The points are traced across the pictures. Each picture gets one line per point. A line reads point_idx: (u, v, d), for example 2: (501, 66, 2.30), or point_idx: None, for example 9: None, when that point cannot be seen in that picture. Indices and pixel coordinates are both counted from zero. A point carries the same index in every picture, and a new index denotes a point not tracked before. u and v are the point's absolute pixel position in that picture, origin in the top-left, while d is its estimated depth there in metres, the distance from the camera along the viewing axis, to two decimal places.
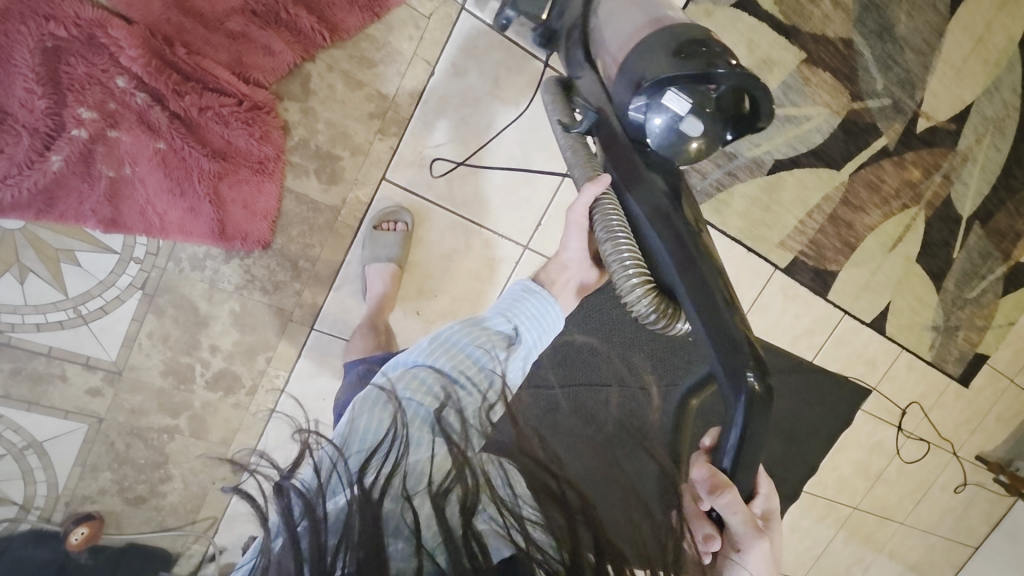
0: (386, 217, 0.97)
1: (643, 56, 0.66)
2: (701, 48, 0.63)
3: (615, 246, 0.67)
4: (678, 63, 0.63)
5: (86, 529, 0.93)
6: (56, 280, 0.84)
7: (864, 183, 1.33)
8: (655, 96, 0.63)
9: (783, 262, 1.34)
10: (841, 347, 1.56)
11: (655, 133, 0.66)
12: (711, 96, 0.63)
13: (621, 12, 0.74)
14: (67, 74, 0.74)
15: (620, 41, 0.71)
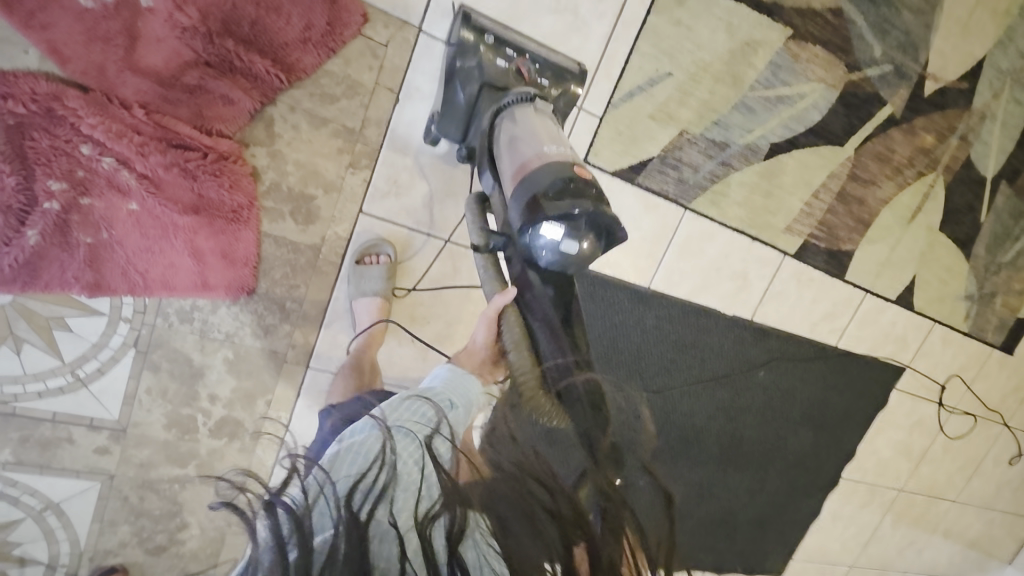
0: (368, 251, 0.96)
1: (531, 186, 0.67)
2: (578, 185, 0.66)
3: (515, 359, 0.72)
4: (554, 198, 0.65)
5: None
6: (51, 347, 0.86)
7: (872, 156, 1.26)
8: (535, 228, 0.65)
9: (792, 248, 1.28)
10: (867, 328, 1.48)
11: (544, 259, 0.68)
12: (582, 226, 0.65)
13: (518, 132, 0.74)
14: (33, 148, 0.75)
15: (515, 166, 0.71)
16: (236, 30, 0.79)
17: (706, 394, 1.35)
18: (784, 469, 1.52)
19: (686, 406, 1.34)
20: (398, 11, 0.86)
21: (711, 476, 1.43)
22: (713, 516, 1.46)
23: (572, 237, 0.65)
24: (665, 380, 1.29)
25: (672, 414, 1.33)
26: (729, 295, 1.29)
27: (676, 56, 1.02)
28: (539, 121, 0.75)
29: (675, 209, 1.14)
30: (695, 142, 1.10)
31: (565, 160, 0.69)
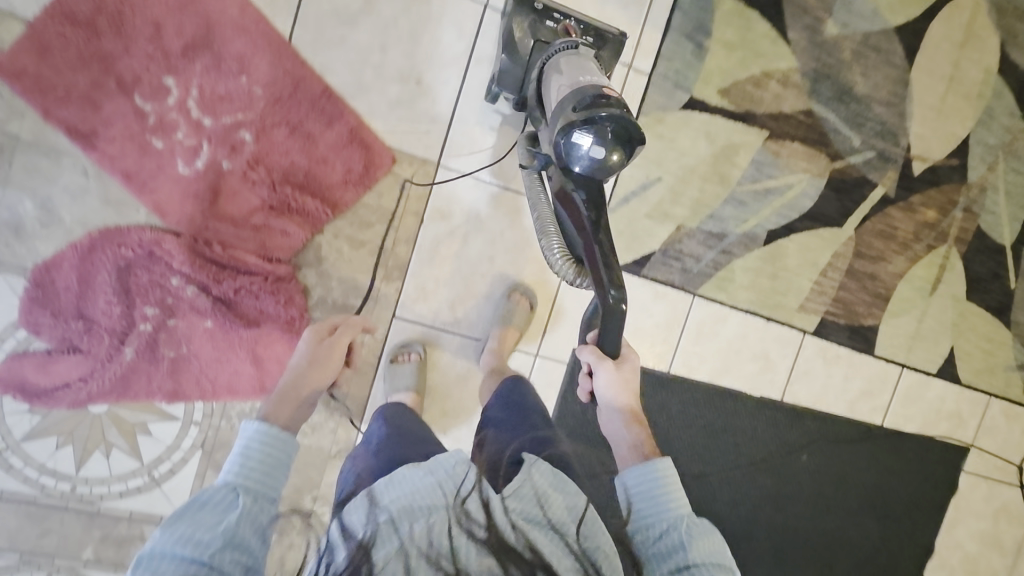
0: (401, 350, 1.07)
1: (564, 104, 0.81)
2: (605, 100, 0.80)
3: (549, 244, 0.88)
4: (583, 109, 0.79)
5: None
6: (133, 451, 0.99)
7: (875, 233, 1.32)
8: (569, 138, 0.80)
9: (810, 326, 1.31)
10: (913, 405, 1.43)
11: (577, 167, 0.83)
12: (606, 130, 0.79)
13: (561, 66, 0.88)
14: (135, 283, 0.95)
15: (555, 93, 0.86)
16: (294, 179, 1.00)
17: (746, 479, 1.33)
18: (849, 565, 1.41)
19: (725, 494, 1.31)
20: (420, 152, 1.05)
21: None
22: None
23: (598, 143, 0.79)
24: (697, 465, 1.29)
25: (712, 502, 1.31)
26: (754, 377, 1.31)
27: (662, 163, 1.17)
28: (577, 61, 0.87)
29: (683, 296, 1.22)
30: (694, 235, 1.20)
31: (597, 84, 0.83)
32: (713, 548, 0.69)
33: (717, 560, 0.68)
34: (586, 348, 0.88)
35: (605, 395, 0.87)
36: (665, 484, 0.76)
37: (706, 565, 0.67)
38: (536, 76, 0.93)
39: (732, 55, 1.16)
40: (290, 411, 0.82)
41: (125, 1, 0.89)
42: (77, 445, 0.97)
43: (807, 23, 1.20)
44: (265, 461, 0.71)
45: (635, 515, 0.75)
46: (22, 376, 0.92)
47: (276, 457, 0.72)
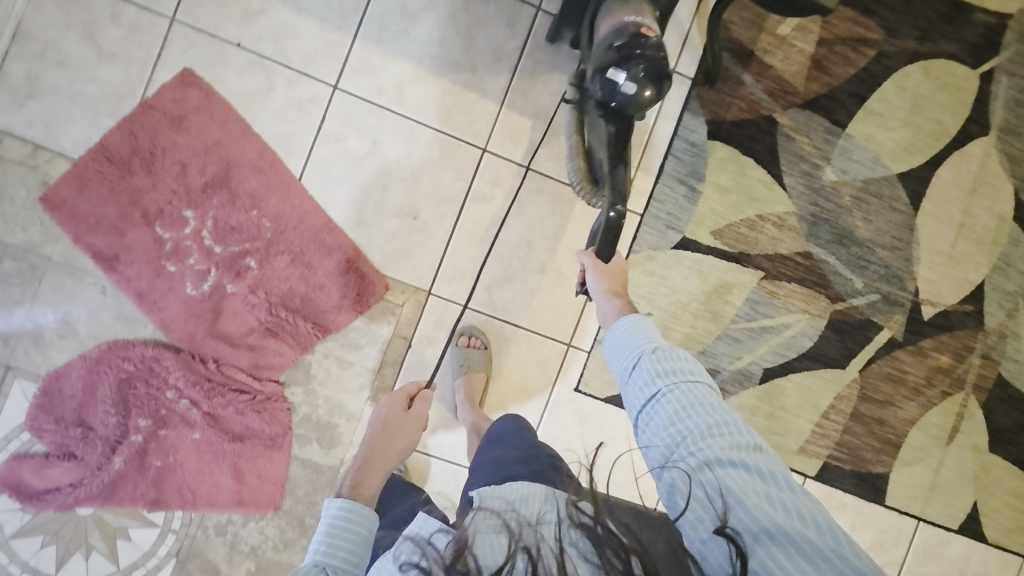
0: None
1: (604, 44, 0.87)
2: (642, 40, 0.84)
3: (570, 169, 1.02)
4: (620, 48, 0.84)
5: None
6: (111, 554, 1.03)
7: (882, 377, 1.26)
8: (606, 74, 0.85)
9: (812, 470, 1.25)
10: (932, 563, 1.31)
11: (613, 104, 0.86)
12: (641, 67, 0.83)
13: (610, 8, 0.91)
14: (133, 395, 1.01)
15: (599, 32, 0.91)
16: (290, 303, 1.06)
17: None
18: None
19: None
20: (412, 280, 1.10)
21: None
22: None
23: (632, 81, 0.83)
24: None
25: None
26: None
27: (653, 299, 1.18)
28: (629, 2, 0.90)
29: None
30: None
31: (637, 23, 0.87)
32: (673, 362, 0.73)
33: (678, 367, 0.72)
34: (584, 253, 0.98)
35: (596, 287, 0.95)
36: (630, 327, 0.79)
37: (673, 380, 0.71)
38: (592, 13, 0.97)
39: (726, 198, 1.19)
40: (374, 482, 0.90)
41: (158, 144, 1.01)
42: (61, 544, 1.02)
43: (804, 168, 1.22)
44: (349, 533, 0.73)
45: (609, 357, 0.81)
46: (20, 477, 0.98)
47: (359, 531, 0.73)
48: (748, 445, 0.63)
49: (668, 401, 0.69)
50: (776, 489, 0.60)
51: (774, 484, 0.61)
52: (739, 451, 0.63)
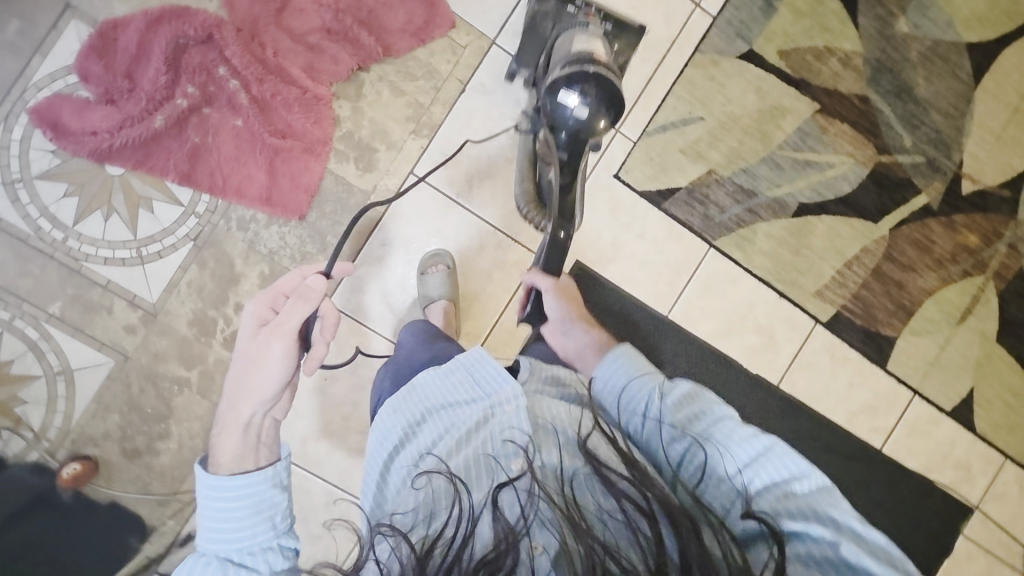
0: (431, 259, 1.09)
1: (557, 70, 0.86)
2: (591, 66, 0.83)
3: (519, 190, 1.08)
4: (569, 74, 0.83)
5: (78, 467, 1.00)
6: (131, 224, 1.02)
7: (909, 241, 1.26)
8: (557, 97, 0.83)
9: (824, 316, 1.25)
10: (918, 440, 1.31)
11: (564, 135, 0.85)
12: (592, 88, 0.82)
13: (564, 46, 0.92)
14: (186, 61, 1.00)
15: (553, 63, 0.91)
16: (357, 13, 1.05)
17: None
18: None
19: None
20: (479, 25, 1.09)
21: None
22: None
23: (587, 107, 0.82)
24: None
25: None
26: (754, 352, 1.23)
27: (707, 104, 1.18)
28: (583, 36, 0.92)
29: (698, 242, 1.20)
30: (723, 184, 1.19)
31: (588, 51, 0.87)
32: (699, 404, 0.71)
33: (708, 409, 0.70)
34: (535, 274, 0.96)
35: (551, 310, 0.94)
36: (629, 369, 0.78)
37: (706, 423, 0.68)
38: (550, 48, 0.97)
39: (798, 22, 1.19)
40: (233, 444, 0.69)
41: None
42: (83, 199, 1.01)
43: (878, 14, 1.22)
44: (227, 513, 0.63)
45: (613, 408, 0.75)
46: (58, 115, 0.98)
47: (248, 502, 0.64)
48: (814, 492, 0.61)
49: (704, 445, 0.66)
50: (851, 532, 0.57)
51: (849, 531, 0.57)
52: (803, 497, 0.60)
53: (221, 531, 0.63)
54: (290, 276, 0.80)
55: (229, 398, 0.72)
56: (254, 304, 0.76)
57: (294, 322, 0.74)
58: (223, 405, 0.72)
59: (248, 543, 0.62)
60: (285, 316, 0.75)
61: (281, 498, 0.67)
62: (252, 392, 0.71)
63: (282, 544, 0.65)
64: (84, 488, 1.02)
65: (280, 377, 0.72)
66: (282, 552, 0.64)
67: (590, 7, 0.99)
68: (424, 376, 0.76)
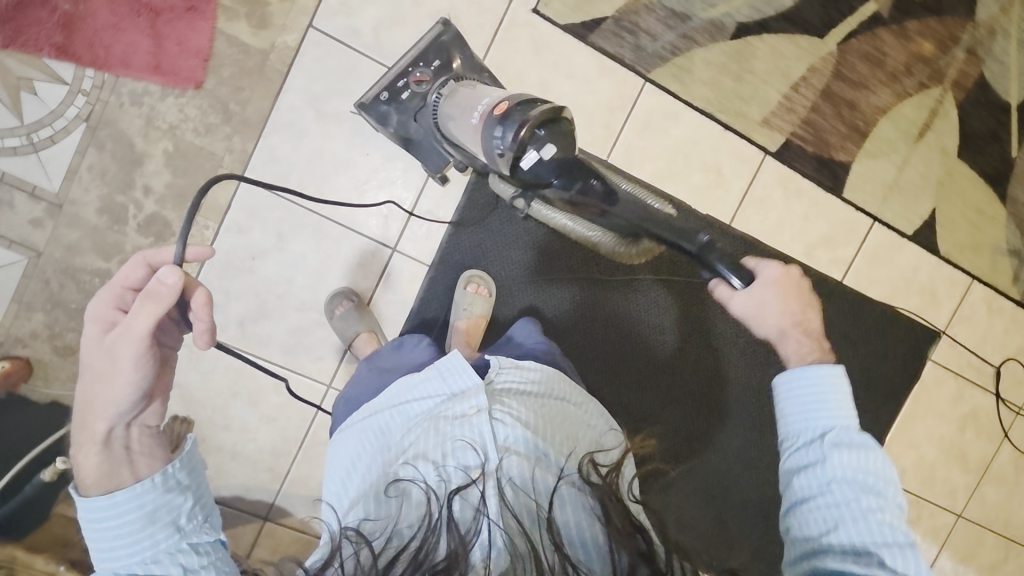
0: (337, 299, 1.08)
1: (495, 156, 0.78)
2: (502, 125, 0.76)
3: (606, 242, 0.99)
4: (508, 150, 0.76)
5: (7, 365, 1.00)
6: (14, 107, 0.99)
7: (859, 55, 1.19)
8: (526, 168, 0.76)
9: (773, 146, 1.19)
10: (880, 268, 1.28)
11: (557, 179, 0.79)
12: (539, 131, 0.74)
13: (470, 136, 0.87)
14: None
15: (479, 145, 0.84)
16: None
17: (660, 307, 1.20)
18: (767, 434, 1.25)
19: (633, 307, 1.19)
20: None
21: (666, 419, 1.20)
22: (651, 475, 1.20)
23: (544, 143, 0.74)
24: (605, 271, 1.18)
25: (611, 309, 1.18)
26: (703, 192, 1.19)
27: None
28: (468, 117, 0.87)
29: (633, 77, 1.13)
30: (654, 10, 1.12)
31: (489, 109, 0.81)
32: (861, 462, 0.65)
33: (866, 474, 0.65)
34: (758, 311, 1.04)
35: (762, 330, 0.81)
36: (814, 390, 0.71)
37: (855, 488, 0.63)
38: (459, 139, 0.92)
39: None
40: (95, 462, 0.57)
41: None
42: None
43: None
44: (116, 530, 0.55)
45: (789, 421, 0.72)
46: None
47: (134, 515, 0.55)
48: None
49: (834, 504, 0.63)
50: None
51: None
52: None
53: (109, 553, 0.54)
54: (131, 268, 0.59)
55: (78, 415, 0.58)
56: (93, 310, 0.59)
57: (142, 329, 0.56)
58: (75, 423, 0.59)
59: (149, 554, 0.55)
60: (132, 318, 0.56)
61: (180, 500, 0.57)
62: (96, 405, 0.57)
63: (194, 542, 0.57)
64: (22, 385, 1.02)
65: (135, 391, 0.57)
66: (197, 550, 0.56)
67: (410, 70, 1.03)
68: (404, 377, 0.83)
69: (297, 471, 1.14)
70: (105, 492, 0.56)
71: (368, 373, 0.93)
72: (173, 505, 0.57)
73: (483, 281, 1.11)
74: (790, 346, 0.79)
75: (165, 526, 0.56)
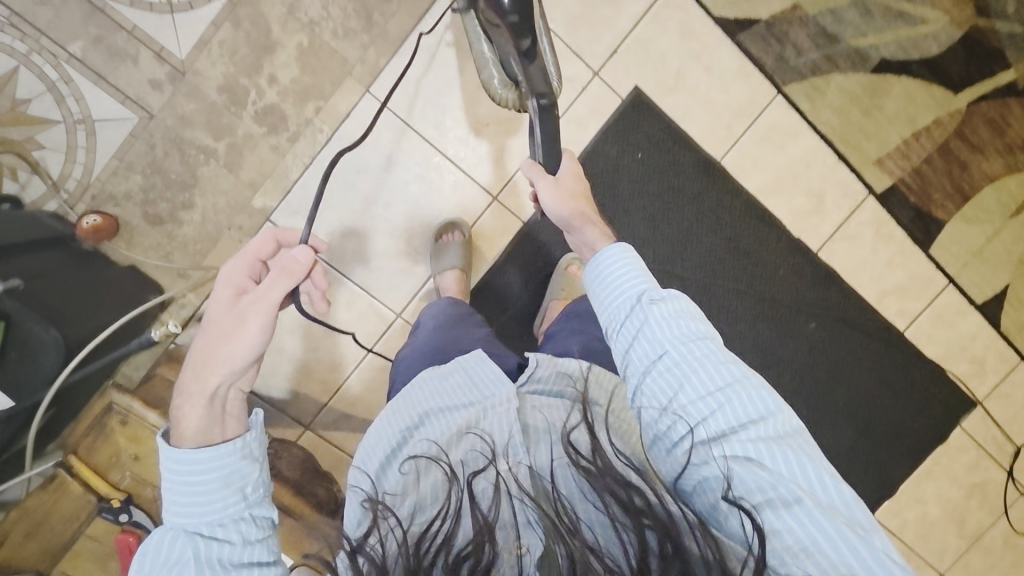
0: (447, 228, 1.09)
1: None
2: None
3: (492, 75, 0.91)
4: None
5: (98, 220, 0.98)
6: None
7: (984, 120, 1.19)
8: None
9: (879, 187, 1.20)
10: (941, 328, 1.30)
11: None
12: None
13: None
14: None
15: None
16: None
17: (724, 298, 1.21)
18: None
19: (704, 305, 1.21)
20: None
21: None
22: None
23: None
24: (685, 268, 1.18)
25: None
26: (800, 214, 1.20)
27: None
28: None
29: (767, 85, 1.13)
30: (806, 23, 1.11)
31: None
32: (678, 307, 0.65)
33: (690, 320, 0.65)
34: None
35: (558, 215, 0.80)
36: (625, 264, 0.69)
37: (688, 342, 0.63)
38: None
39: None
40: (198, 417, 0.61)
41: None
42: None
43: None
44: (194, 486, 0.59)
45: (602, 301, 0.70)
46: None
47: (212, 476, 0.59)
48: (799, 463, 0.56)
49: (676, 368, 0.61)
50: (826, 496, 0.55)
51: (842, 540, 0.52)
52: (779, 463, 0.56)
53: (186, 505, 0.58)
54: (261, 242, 0.69)
55: (191, 366, 0.63)
56: (227, 274, 0.67)
57: (275, 299, 0.65)
58: (183, 373, 0.64)
59: (218, 515, 0.58)
60: (265, 288, 0.65)
61: (252, 469, 0.61)
62: (219, 361, 0.62)
63: (255, 513, 0.60)
64: (105, 243, 1.01)
65: (258, 349, 0.64)
66: (257, 521, 0.60)
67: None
68: (423, 376, 0.82)
69: (347, 389, 1.15)
70: (198, 446, 0.60)
71: (418, 349, 0.91)
72: (243, 472, 0.60)
73: (583, 261, 1.10)
74: (592, 232, 0.81)
75: (237, 488, 0.60)
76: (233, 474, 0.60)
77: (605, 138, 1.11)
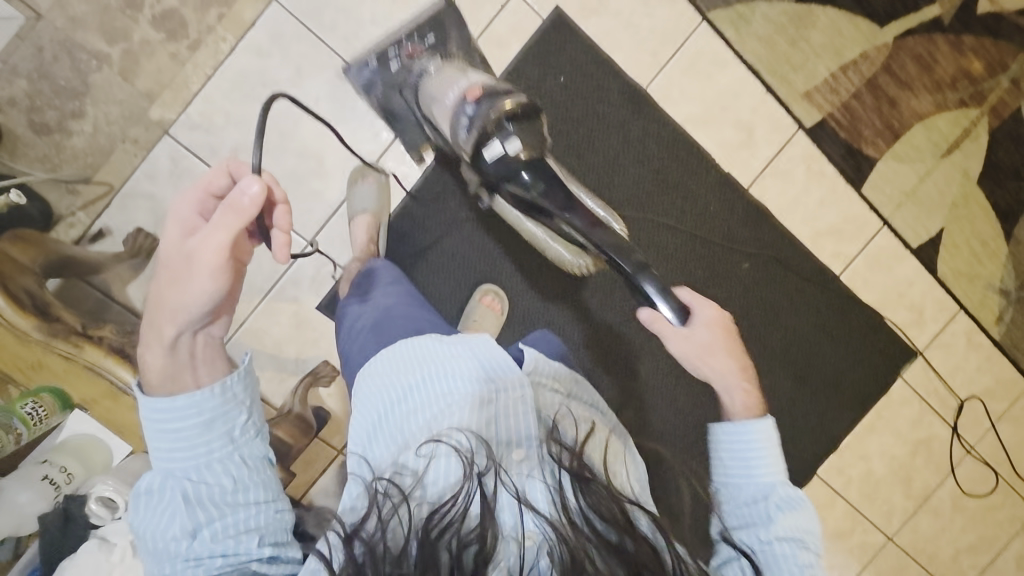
0: (362, 172, 1.05)
1: (466, 135, 0.85)
2: (473, 115, 0.84)
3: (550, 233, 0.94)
4: (473, 135, 0.83)
5: None
6: None
7: (911, 55, 1.18)
8: (484, 155, 0.82)
9: (809, 121, 1.18)
10: (877, 273, 1.28)
11: (524, 172, 0.82)
12: (507, 123, 0.82)
13: (440, 90, 0.94)
14: None
15: (446, 104, 0.92)
16: None
17: (659, 238, 1.17)
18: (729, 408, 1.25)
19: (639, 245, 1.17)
20: None
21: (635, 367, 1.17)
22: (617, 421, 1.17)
23: (509, 136, 0.81)
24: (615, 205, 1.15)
25: None
26: (729, 149, 1.18)
27: None
28: (440, 82, 0.95)
29: (691, 12, 1.12)
30: None
31: (468, 90, 0.89)
32: (801, 525, 0.67)
33: (799, 524, 0.67)
34: None
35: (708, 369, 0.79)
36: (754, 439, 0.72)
37: (795, 529, 0.66)
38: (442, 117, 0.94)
39: None
40: (162, 365, 0.58)
41: None
42: None
43: None
44: (175, 434, 0.56)
45: (726, 471, 0.73)
46: None
47: (193, 422, 0.56)
48: None
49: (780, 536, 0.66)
50: None
51: None
52: None
53: (172, 449, 0.56)
54: (214, 172, 0.60)
55: (149, 312, 0.59)
56: (178, 210, 0.59)
57: (221, 243, 0.55)
58: (143, 317, 0.60)
59: (204, 457, 0.56)
60: (209, 228, 0.56)
61: (237, 412, 0.58)
62: (170, 311, 0.58)
63: (245, 454, 0.58)
64: None
65: (208, 298, 0.57)
66: (247, 463, 0.58)
67: (404, 42, 1.04)
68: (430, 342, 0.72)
69: (253, 321, 1.08)
70: (171, 392, 0.58)
71: (381, 306, 0.84)
72: (230, 416, 0.58)
73: (498, 294, 1.10)
74: (738, 396, 0.77)
75: (229, 433, 0.57)
76: (213, 420, 0.57)
77: (526, 60, 1.08)
